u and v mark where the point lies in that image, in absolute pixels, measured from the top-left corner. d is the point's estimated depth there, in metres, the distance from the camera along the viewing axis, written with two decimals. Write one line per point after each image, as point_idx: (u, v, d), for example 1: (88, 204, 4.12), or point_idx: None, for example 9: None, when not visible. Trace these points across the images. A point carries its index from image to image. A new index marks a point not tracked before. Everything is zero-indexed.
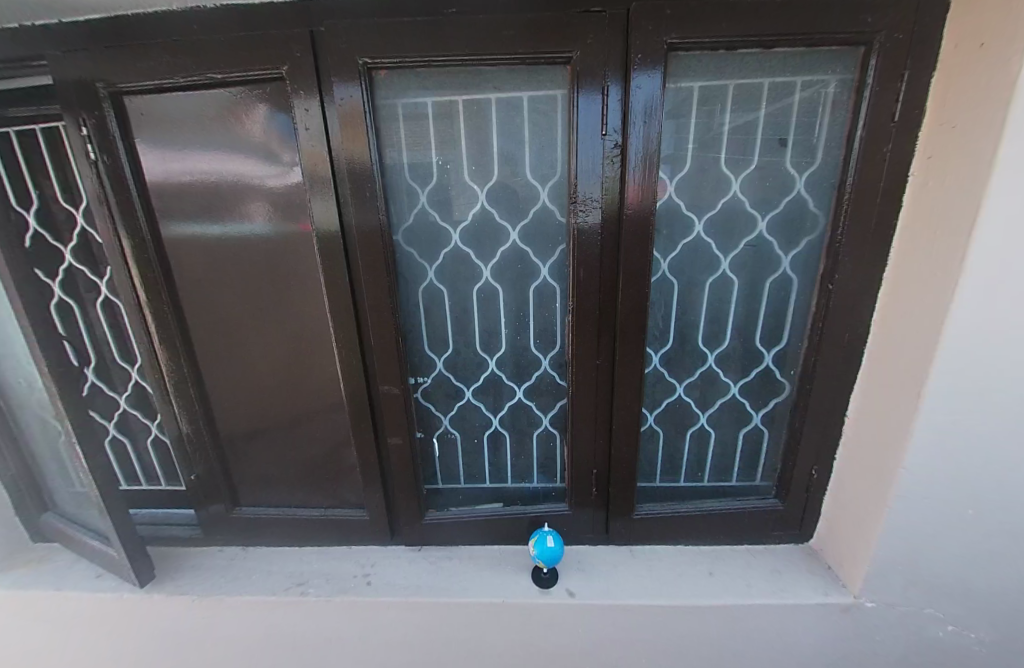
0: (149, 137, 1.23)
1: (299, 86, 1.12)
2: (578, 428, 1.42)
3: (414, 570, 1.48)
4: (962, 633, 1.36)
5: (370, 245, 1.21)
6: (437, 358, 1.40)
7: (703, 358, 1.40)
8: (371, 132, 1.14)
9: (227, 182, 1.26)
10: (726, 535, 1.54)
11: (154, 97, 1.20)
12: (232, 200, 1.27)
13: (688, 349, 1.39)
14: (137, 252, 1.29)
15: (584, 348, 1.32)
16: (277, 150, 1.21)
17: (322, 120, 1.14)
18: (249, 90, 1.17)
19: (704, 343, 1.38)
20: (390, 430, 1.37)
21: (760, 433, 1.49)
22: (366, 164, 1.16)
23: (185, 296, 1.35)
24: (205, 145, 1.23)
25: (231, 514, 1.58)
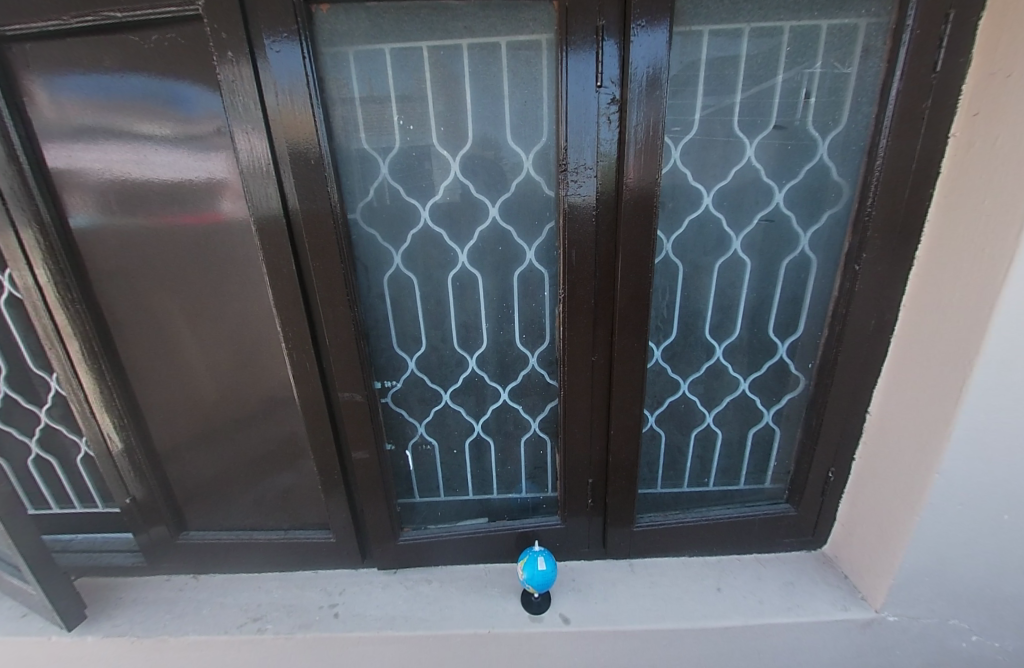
0: (41, 97, 1.01)
1: (220, 23, 0.89)
2: (571, 433, 1.25)
3: (388, 597, 1.33)
4: (987, 644, 1.25)
5: (318, 229, 1.01)
6: (407, 357, 1.22)
7: (711, 351, 1.24)
8: (312, 90, 0.94)
9: (141, 152, 1.04)
10: (733, 545, 1.41)
11: (42, 46, 0.97)
12: (151, 176, 1.05)
13: (693, 341, 1.23)
14: (36, 239, 1.07)
15: (576, 344, 1.15)
16: (201, 113, 0.99)
17: (251, 75, 0.92)
18: (158, 35, 0.95)
19: (711, 335, 1.22)
20: (353, 443, 1.19)
21: (771, 432, 1.34)
22: (310, 129, 0.95)
23: (105, 291, 1.14)
24: (110, 107, 1.01)
25: (175, 541, 1.38)
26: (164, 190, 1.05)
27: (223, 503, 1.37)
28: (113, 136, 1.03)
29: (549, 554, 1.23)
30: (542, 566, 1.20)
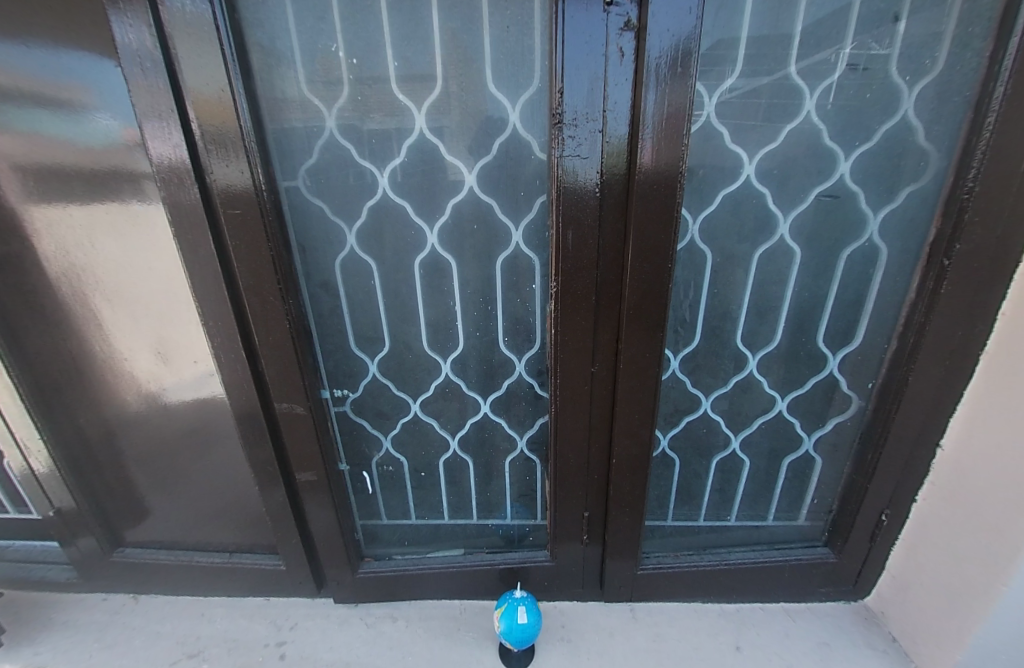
0: None
1: None
2: (562, 459, 1.01)
3: (345, 637, 1.15)
4: None
5: (246, 219, 0.81)
6: (368, 360, 0.99)
7: (742, 363, 1.00)
8: (228, 50, 0.72)
9: (26, 111, 0.84)
10: (755, 591, 1.19)
11: None
12: (52, 145, 0.86)
13: (721, 349, 0.99)
14: None
15: (572, 352, 0.91)
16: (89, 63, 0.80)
17: (152, 33, 0.71)
18: None
19: (743, 343, 0.98)
20: (297, 464, 0.99)
21: (811, 461, 1.10)
22: (230, 102, 0.75)
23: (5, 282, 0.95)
24: None
25: (109, 557, 1.22)
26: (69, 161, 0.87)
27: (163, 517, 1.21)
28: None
29: (531, 603, 1.03)
30: (522, 620, 1.00)
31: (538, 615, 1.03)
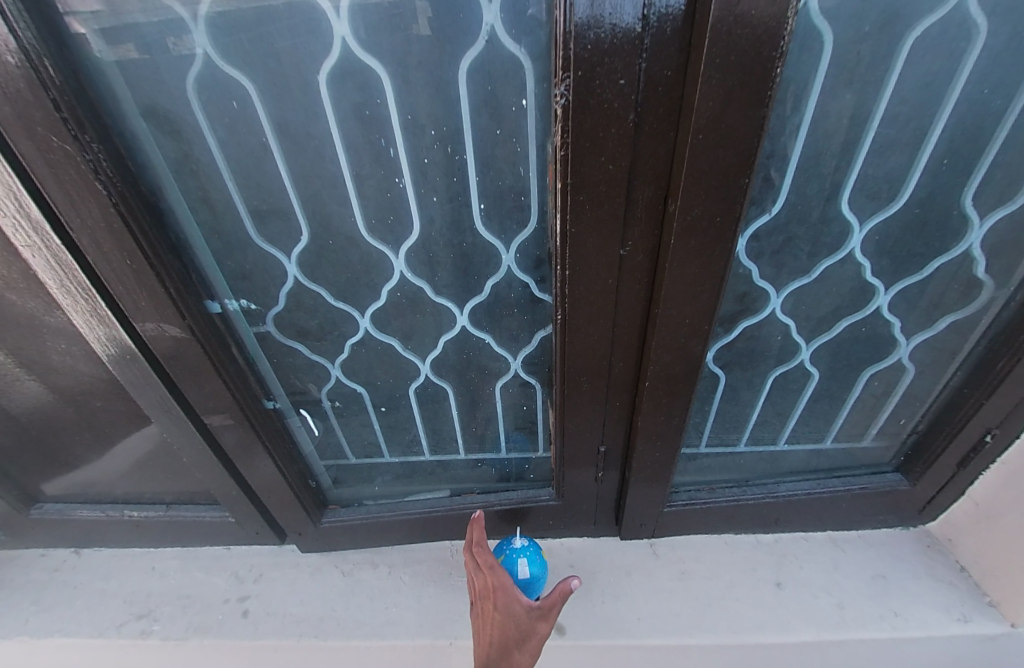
0: None
1: None
2: (569, 389, 0.72)
3: (317, 590, 0.98)
4: None
5: None
6: (282, 255, 0.64)
7: (843, 238, 0.65)
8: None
9: None
10: (801, 521, 1.01)
11: None
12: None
13: (816, 219, 0.63)
14: None
15: (590, 227, 0.51)
16: None
17: None
18: None
19: (852, 206, 0.62)
20: (204, 409, 0.72)
21: (901, 372, 0.83)
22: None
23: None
24: None
25: (25, 514, 1.01)
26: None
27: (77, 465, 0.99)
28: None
29: (534, 554, 0.83)
30: (523, 576, 0.80)
31: (542, 566, 0.83)
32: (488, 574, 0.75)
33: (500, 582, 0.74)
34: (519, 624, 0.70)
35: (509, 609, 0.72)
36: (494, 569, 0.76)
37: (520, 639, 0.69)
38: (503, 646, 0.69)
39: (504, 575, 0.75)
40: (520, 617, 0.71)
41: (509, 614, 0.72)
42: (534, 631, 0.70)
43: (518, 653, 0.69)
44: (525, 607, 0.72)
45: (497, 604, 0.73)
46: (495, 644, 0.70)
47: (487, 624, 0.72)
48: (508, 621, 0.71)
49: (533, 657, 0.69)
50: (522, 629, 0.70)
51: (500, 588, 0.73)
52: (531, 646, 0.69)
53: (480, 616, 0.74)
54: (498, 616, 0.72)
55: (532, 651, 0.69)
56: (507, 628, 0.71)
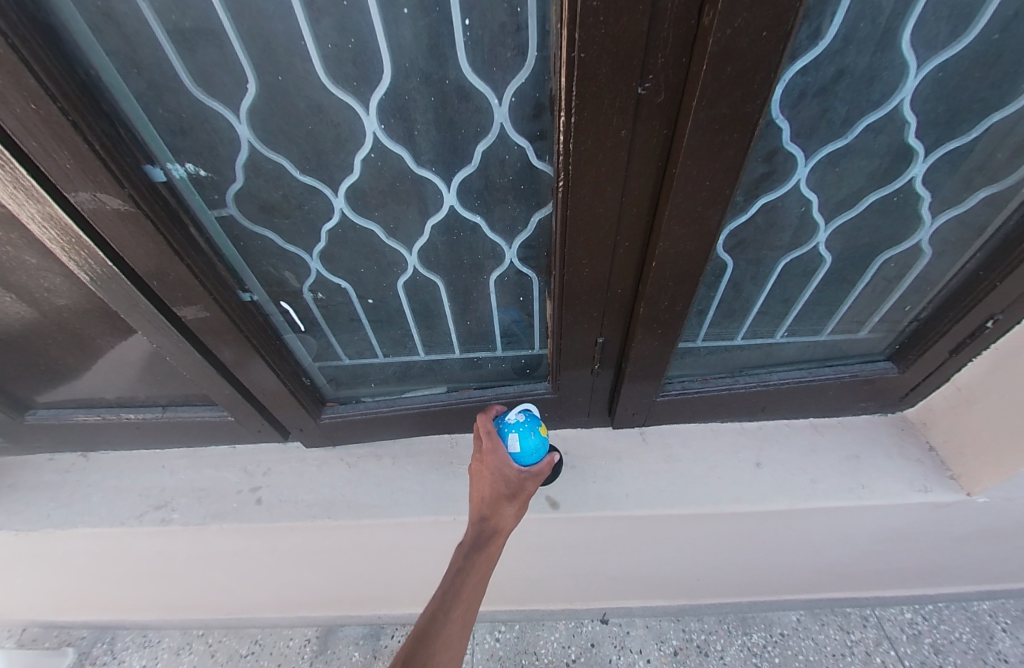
0: None
1: None
2: (569, 272, 0.66)
3: (326, 479, 1.02)
4: None
5: None
6: (227, 109, 0.53)
7: (895, 85, 0.55)
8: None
9: None
10: (789, 410, 1.02)
11: None
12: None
13: (871, 58, 0.52)
14: None
15: (602, 53, 0.41)
16: None
17: None
18: None
19: (918, 41, 0.51)
20: (172, 300, 0.66)
21: (916, 256, 0.78)
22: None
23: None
24: None
25: (19, 421, 1.00)
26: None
27: (57, 372, 0.94)
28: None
29: (528, 430, 0.75)
30: (512, 450, 0.74)
31: (539, 441, 0.75)
32: (487, 439, 0.76)
33: (493, 447, 0.75)
34: (510, 483, 0.72)
35: (499, 470, 0.73)
36: (489, 435, 0.77)
37: (511, 495, 0.71)
38: (494, 501, 0.70)
39: (499, 440, 0.75)
40: (510, 477, 0.73)
41: (499, 474, 0.73)
42: (522, 488, 0.72)
43: (508, 507, 0.70)
44: (516, 469, 0.73)
45: (489, 466, 0.74)
46: (486, 500, 0.70)
47: (478, 484, 0.73)
48: (500, 480, 0.72)
49: (520, 514, 0.71)
50: (511, 488, 0.72)
51: (492, 453, 0.74)
52: (519, 502, 0.71)
53: (471, 480, 0.75)
54: (489, 476, 0.73)
55: (519, 508, 0.71)
56: (497, 486, 0.72)
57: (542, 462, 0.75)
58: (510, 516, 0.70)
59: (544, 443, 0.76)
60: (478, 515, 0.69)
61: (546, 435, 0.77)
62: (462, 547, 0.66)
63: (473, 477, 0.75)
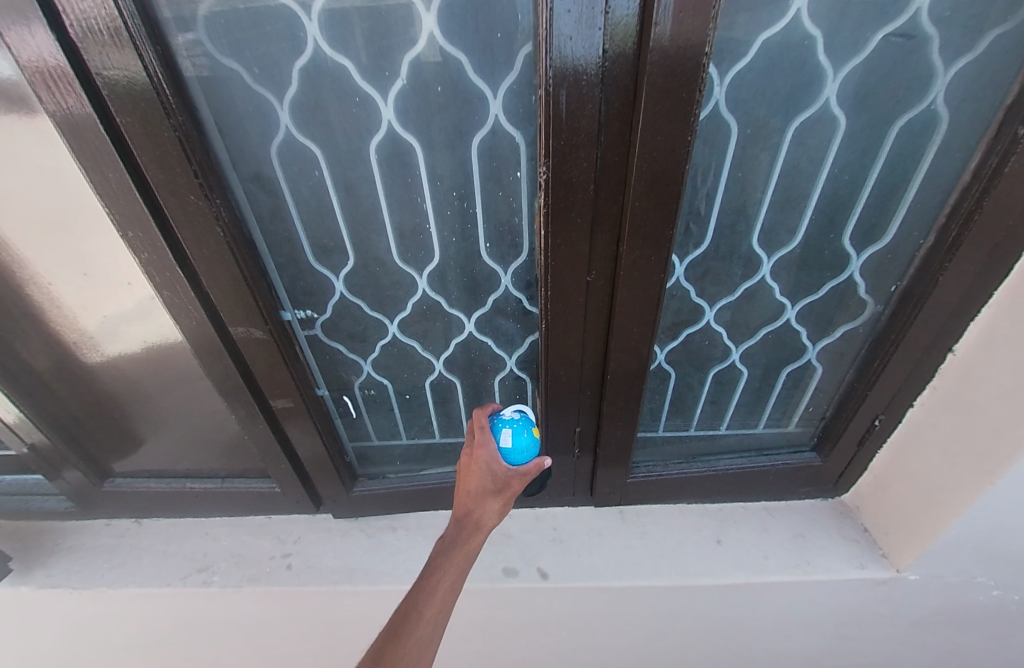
0: None
1: None
2: (552, 378, 0.94)
3: (347, 548, 1.18)
4: (1011, 600, 1.10)
5: (148, 133, 0.60)
6: (333, 276, 0.85)
7: (753, 267, 0.88)
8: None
9: None
10: (742, 492, 1.22)
11: None
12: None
13: (732, 251, 0.85)
14: None
15: (566, 258, 0.74)
16: None
17: None
18: None
19: (759, 245, 0.85)
20: (269, 392, 0.94)
21: (810, 369, 1.06)
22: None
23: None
24: None
25: (100, 487, 1.20)
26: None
27: (140, 437, 1.19)
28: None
29: (521, 427, 0.80)
30: (503, 445, 0.79)
31: (530, 440, 0.80)
32: (480, 434, 0.81)
33: (484, 442, 0.80)
34: (498, 480, 0.77)
35: (489, 466, 0.78)
36: (482, 429, 0.81)
37: (496, 491, 0.77)
38: (480, 495, 0.76)
39: (491, 436, 0.80)
40: (497, 474, 0.78)
41: (487, 472, 0.78)
42: (508, 486, 0.77)
43: (493, 503, 0.76)
44: (504, 467, 0.78)
45: (480, 462, 0.79)
46: (473, 493, 0.77)
47: (468, 478, 0.79)
48: (488, 477, 0.78)
49: (504, 509, 0.77)
50: (497, 484, 0.77)
51: (483, 448, 0.79)
52: (504, 499, 0.76)
53: (463, 472, 0.81)
54: (477, 473, 0.78)
55: (503, 503, 0.77)
56: (484, 483, 0.77)
57: (530, 461, 0.79)
58: (493, 512, 0.75)
59: (534, 442, 0.82)
60: (465, 507, 0.75)
61: (538, 436, 0.82)
62: (448, 536, 0.72)
63: (463, 472, 0.81)
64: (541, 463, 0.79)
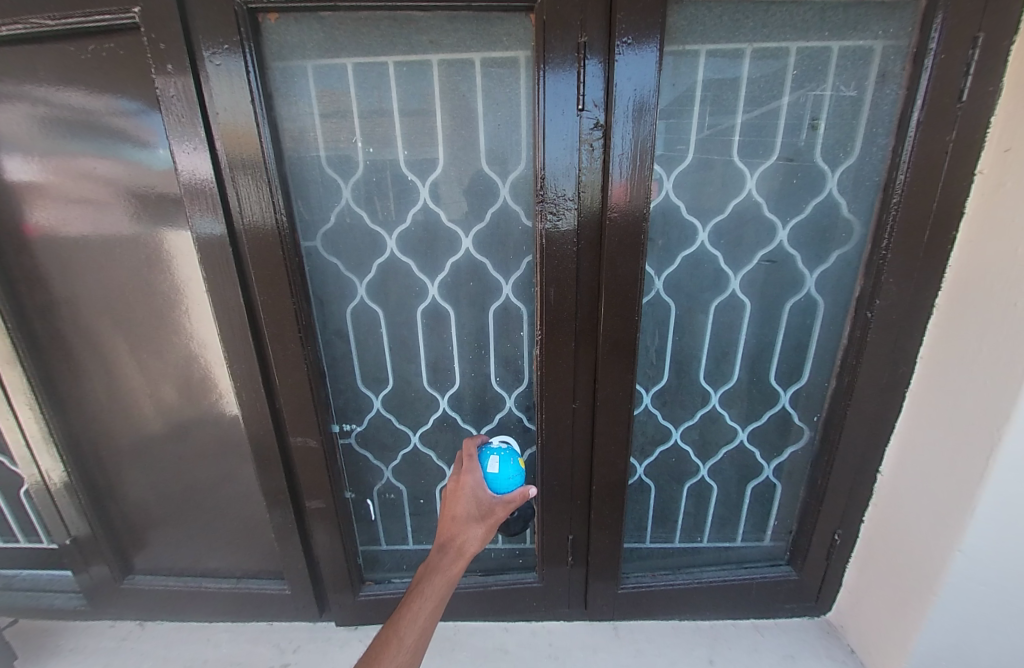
0: (31, 101, 0.91)
1: (163, 55, 0.80)
2: (547, 486, 1.12)
3: (346, 658, 1.20)
4: None
5: (269, 299, 0.94)
6: (373, 396, 1.10)
7: (704, 398, 1.12)
8: (254, 88, 0.82)
9: (109, 192, 0.96)
10: (728, 608, 1.28)
11: (38, 71, 0.88)
12: (89, 171, 0.95)
13: (686, 384, 1.11)
14: (27, 254, 1.01)
15: (555, 389, 1.02)
16: (154, 171, 0.93)
17: (198, 109, 0.83)
18: (135, 92, 0.88)
19: (706, 381, 1.11)
20: (307, 493, 1.12)
21: (771, 486, 1.22)
22: (253, 126, 0.84)
23: (52, 266, 1.01)
24: (95, 142, 0.92)
25: (120, 583, 1.28)
26: (91, 187, 0.96)
27: (162, 538, 1.27)
28: (28, 128, 0.92)
29: (507, 456, 0.90)
30: (490, 470, 0.88)
31: (515, 468, 0.89)
32: (467, 462, 0.91)
33: (471, 469, 0.90)
34: (482, 506, 0.87)
35: (475, 492, 0.88)
36: (471, 458, 0.92)
37: (480, 517, 0.86)
38: (465, 520, 0.85)
39: (478, 463, 0.91)
40: (482, 501, 0.88)
41: (473, 498, 0.88)
42: (492, 513, 0.87)
43: (476, 529, 0.85)
44: (488, 495, 0.88)
45: (466, 488, 0.89)
46: (458, 517, 0.86)
47: (455, 501, 0.88)
48: (473, 502, 0.87)
49: (486, 533, 0.86)
50: (482, 511, 0.87)
51: (471, 475, 0.89)
52: (487, 525, 0.85)
53: (450, 494, 0.90)
54: (463, 498, 0.88)
55: (486, 528, 0.86)
56: (469, 508, 0.87)
57: (515, 490, 0.89)
58: (477, 537, 0.84)
59: (519, 472, 0.90)
60: (448, 533, 0.84)
61: (522, 467, 0.91)
62: (431, 563, 0.82)
63: (450, 497, 0.89)
64: (525, 493, 0.88)
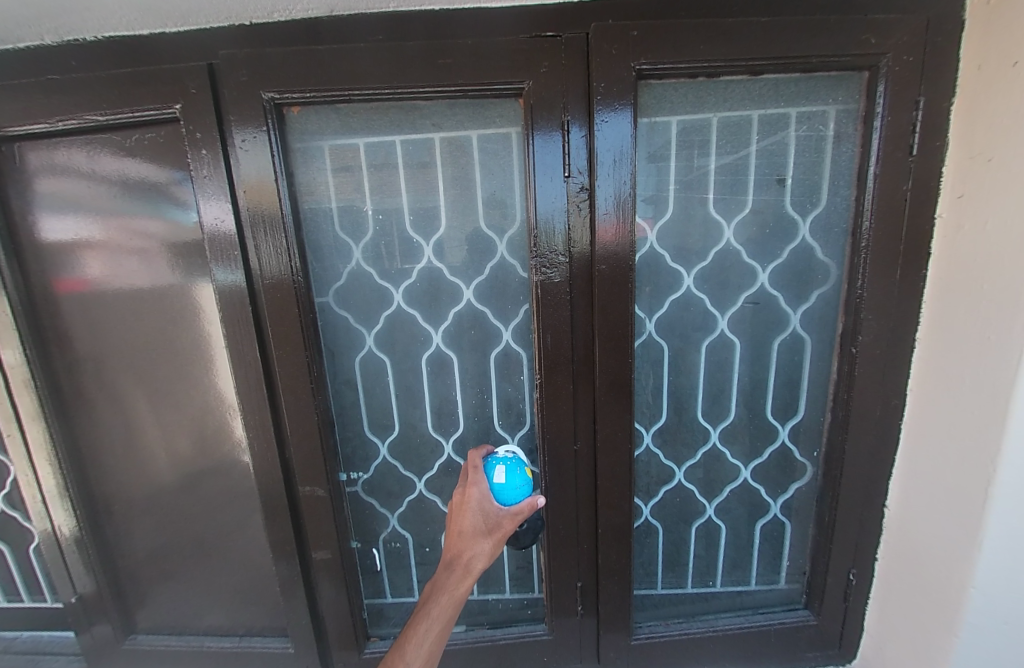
0: (78, 177, 1.03)
1: (199, 141, 0.92)
2: (552, 531, 1.12)
3: None
4: None
5: (286, 349, 0.99)
6: (379, 443, 1.13)
7: (704, 435, 1.14)
8: (277, 165, 0.93)
9: (139, 251, 1.05)
10: (748, 659, 1.22)
11: (85, 151, 1.01)
12: (135, 230, 1.04)
13: (685, 422, 1.13)
14: (60, 314, 1.09)
15: (556, 432, 1.05)
16: (181, 231, 1.03)
17: (226, 182, 0.94)
18: (172, 166, 1.00)
19: (703, 419, 1.13)
20: (313, 543, 1.12)
21: (780, 525, 1.21)
22: (275, 197, 0.93)
23: (94, 319, 1.09)
24: (131, 207, 1.03)
25: (121, 641, 1.26)
26: (125, 250, 1.05)
27: (165, 594, 1.26)
28: (81, 199, 1.04)
29: (513, 465, 0.93)
30: (497, 480, 0.91)
31: (522, 476, 0.92)
32: (473, 474, 0.94)
33: (477, 481, 0.94)
34: (490, 518, 0.89)
35: (482, 505, 0.90)
36: (478, 470, 0.95)
37: (489, 530, 0.88)
38: (473, 534, 0.87)
39: (484, 473, 0.94)
40: (489, 514, 0.89)
41: (480, 511, 0.90)
42: (500, 526, 0.88)
43: (484, 541, 0.86)
44: (495, 507, 0.90)
45: (473, 501, 0.91)
46: (466, 531, 0.87)
47: (462, 516, 0.90)
48: (481, 514, 0.89)
49: (496, 546, 0.86)
50: (489, 525, 0.88)
51: (477, 488, 0.92)
52: (494, 539, 0.86)
53: (457, 508, 0.92)
54: (470, 512, 0.89)
55: (495, 541, 0.87)
56: (476, 522, 0.88)
57: (522, 501, 0.91)
58: (484, 551, 0.85)
59: (526, 481, 0.93)
60: (453, 548, 0.85)
61: (529, 475, 0.94)
62: (437, 582, 0.83)
63: (457, 511, 0.91)
64: (531, 503, 0.91)
